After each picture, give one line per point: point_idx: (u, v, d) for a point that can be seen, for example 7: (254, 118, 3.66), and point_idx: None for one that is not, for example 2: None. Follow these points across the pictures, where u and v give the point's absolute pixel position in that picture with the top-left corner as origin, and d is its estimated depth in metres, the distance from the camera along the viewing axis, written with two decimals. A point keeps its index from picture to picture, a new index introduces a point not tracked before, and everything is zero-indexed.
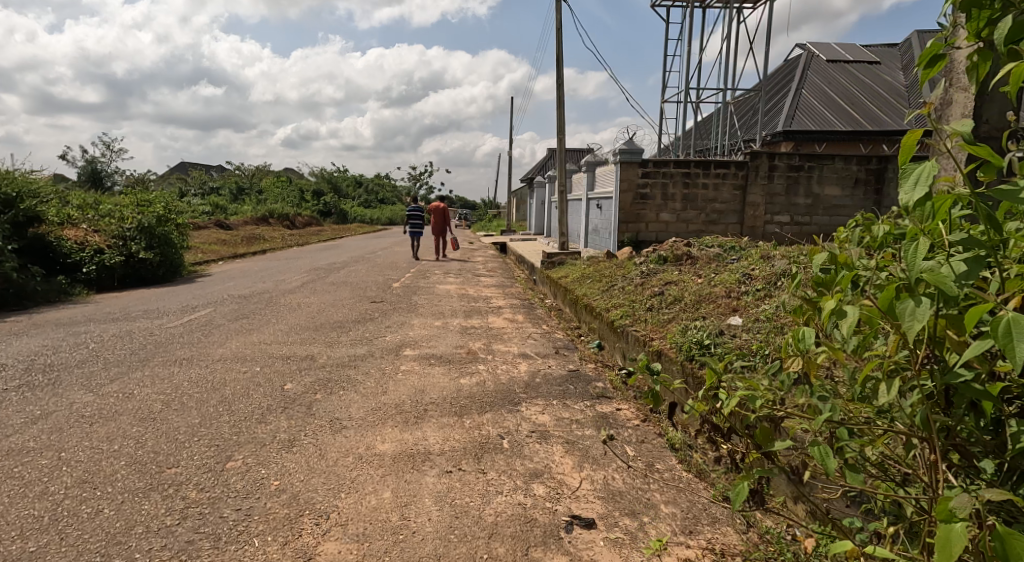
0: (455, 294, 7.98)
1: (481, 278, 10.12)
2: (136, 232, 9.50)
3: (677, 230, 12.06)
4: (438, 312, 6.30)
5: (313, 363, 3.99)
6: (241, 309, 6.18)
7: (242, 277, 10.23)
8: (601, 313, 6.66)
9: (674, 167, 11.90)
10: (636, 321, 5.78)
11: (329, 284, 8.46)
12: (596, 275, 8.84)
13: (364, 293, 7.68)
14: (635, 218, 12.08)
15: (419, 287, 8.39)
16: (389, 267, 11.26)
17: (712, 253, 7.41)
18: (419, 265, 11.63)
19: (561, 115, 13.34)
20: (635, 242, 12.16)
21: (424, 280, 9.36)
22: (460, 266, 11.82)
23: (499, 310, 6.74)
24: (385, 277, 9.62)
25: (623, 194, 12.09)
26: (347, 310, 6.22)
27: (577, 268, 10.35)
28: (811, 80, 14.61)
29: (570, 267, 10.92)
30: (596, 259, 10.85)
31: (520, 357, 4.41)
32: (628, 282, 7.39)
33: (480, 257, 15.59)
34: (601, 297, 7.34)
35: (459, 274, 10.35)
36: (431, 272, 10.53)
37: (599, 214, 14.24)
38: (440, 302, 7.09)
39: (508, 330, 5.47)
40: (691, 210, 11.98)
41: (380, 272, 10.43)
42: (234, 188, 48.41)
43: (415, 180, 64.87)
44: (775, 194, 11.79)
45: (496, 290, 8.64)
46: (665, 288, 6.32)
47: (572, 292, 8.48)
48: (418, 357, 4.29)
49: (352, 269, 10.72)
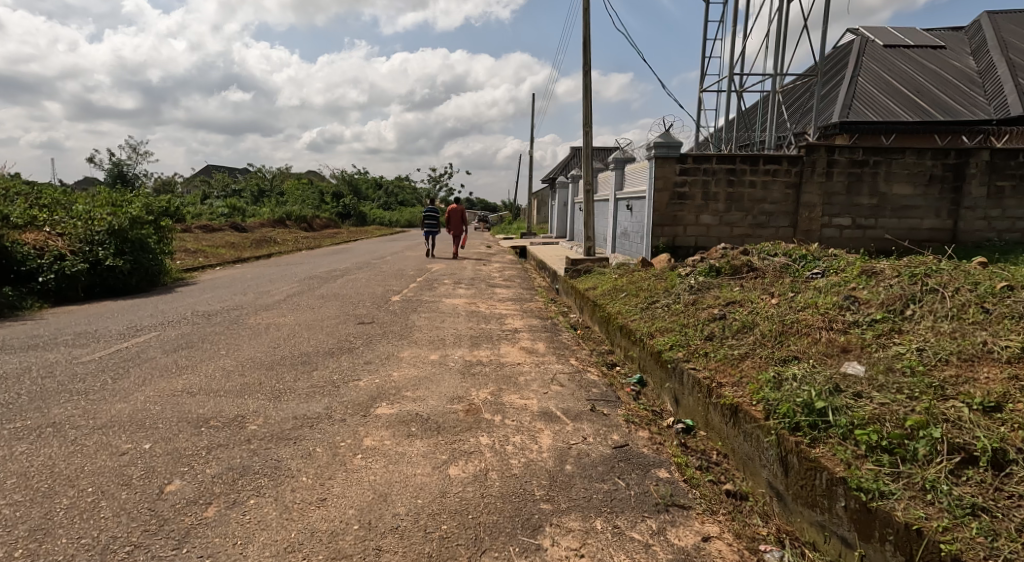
0: (463, 310, 6.72)
1: (497, 289, 8.88)
2: (107, 236, 8.45)
3: (719, 235, 10.70)
4: (438, 338, 5.05)
5: (240, 432, 2.75)
6: (195, 333, 5.01)
7: (227, 286, 9.10)
8: (643, 339, 5.31)
9: (717, 164, 10.51)
10: (692, 356, 4.42)
11: (317, 296, 7.30)
12: (631, 288, 7.51)
13: (355, 308, 6.48)
14: (672, 221, 10.75)
15: (423, 302, 7.16)
16: (394, 276, 10.08)
17: (779, 263, 6.02)
18: (428, 273, 10.43)
19: (587, 107, 12.00)
20: (671, 248, 10.82)
21: (431, 292, 8.10)
22: (473, 274, 10.59)
23: (515, 333, 5.49)
24: (386, 288, 8.42)
25: (658, 194, 10.75)
26: (324, 335, 5.02)
27: (607, 279, 9.06)
28: (869, 66, 13.03)
29: (598, 277, 9.63)
30: (628, 268, 9.55)
31: (541, 418, 3.12)
32: (675, 298, 6.03)
33: (498, 262, 14.33)
34: (640, 317, 5.99)
35: (469, 284, 9.11)
36: (440, 282, 9.31)
37: (629, 217, 12.88)
38: (442, 322, 5.85)
39: (526, 368, 4.18)
40: (736, 212, 10.60)
41: (381, 281, 9.24)
42: (252, 190, 47.92)
43: (435, 181, 63.86)
44: (834, 193, 10.34)
45: (513, 305, 7.35)
46: (726, 310, 4.95)
47: (603, 308, 7.15)
48: (395, 417, 3.03)
49: (352, 278, 9.57)
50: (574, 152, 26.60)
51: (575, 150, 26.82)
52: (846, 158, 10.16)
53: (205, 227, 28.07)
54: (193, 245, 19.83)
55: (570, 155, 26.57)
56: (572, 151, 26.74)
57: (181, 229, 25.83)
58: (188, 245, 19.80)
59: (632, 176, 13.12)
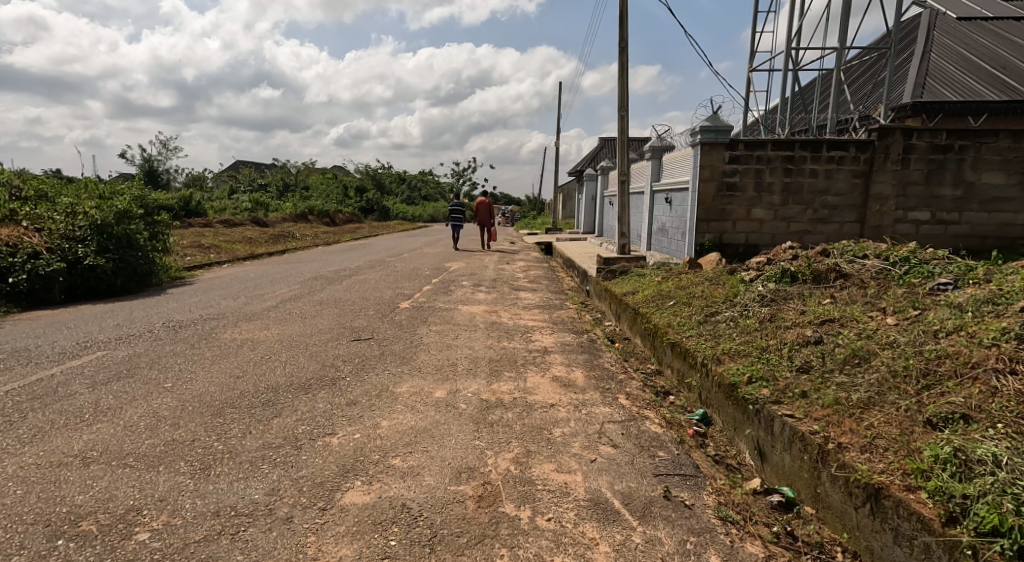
0: (484, 320, 5.71)
1: (524, 293, 7.89)
2: (89, 232, 7.47)
3: (773, 231, 9.69)
4: (452, 360, 4.07)
5: (117, 550, 1.77)
6: (153, 352, 4.05)
7: (227, 286, 8.23)
8: (708, 367, 4.23)
9: (772, 151, 9.46)
10: (784, 398, 3.33)
11: (314, 302, 6.34)
12: (680, 293, 6.42)
13: (357, 317, 5.50)
14: (720, 215, 9.73)
15: (438, 309, 6.18)
16: (411, 276, 9.15)
17: (871, 266, 4.96)
18: (446, 274, 9.48)
19: (624, 89, 10.85)
20: (718, 245, 9.81)
21: (447, 297, 7.13)
22: (496, 274, 9.64)
23: (545, 353, 4.46)
24: (397, 291, 7.46)
25: (705, 185, 9.72)
26: (308, 356, 4.04)
27: (647, 282, 7.98)
28: (941, 41, 11.65)
29: (636, 279, 8.61)
30: (672, 269, 8.47)
31: (583, 511, 2.12)
32: (743, 313, 4.94)
33: (524, 260, 13.35)
34: (701, 336, 4.90)
35: (491, 287, 8.14)
36: (458, 284, 8.32)
37: (669, 210, 11.72)
38: (458, 337, 4.86)
39: (563, 410, 3.19)
40: (794, 205, 9.57)
41: (394, 283, 8.28)
42: (273, 184, 47.42)
43: (458, 176, 62.80)
44: (911, 183, 9.21)
45: (542, 313, 6.34)
46: (821, 331, 3.85)
47: (648, 318, 6.07)
48: (368, 515, 2.00)
49: (362, 279, 8.64)
50: (602, 144, 25.29)
51: (603, 141, 25.51)
52: (926, 142, 9.02)
53: (224, 222, 27.40)
54: (207, 242, 19.07)
55: (598, 147, 25.28)
56: (600, 142, 25.43)
57: (198, 224, 25.16)
58: (199, 240, 19.01)
59: (671, 166, 11.99)
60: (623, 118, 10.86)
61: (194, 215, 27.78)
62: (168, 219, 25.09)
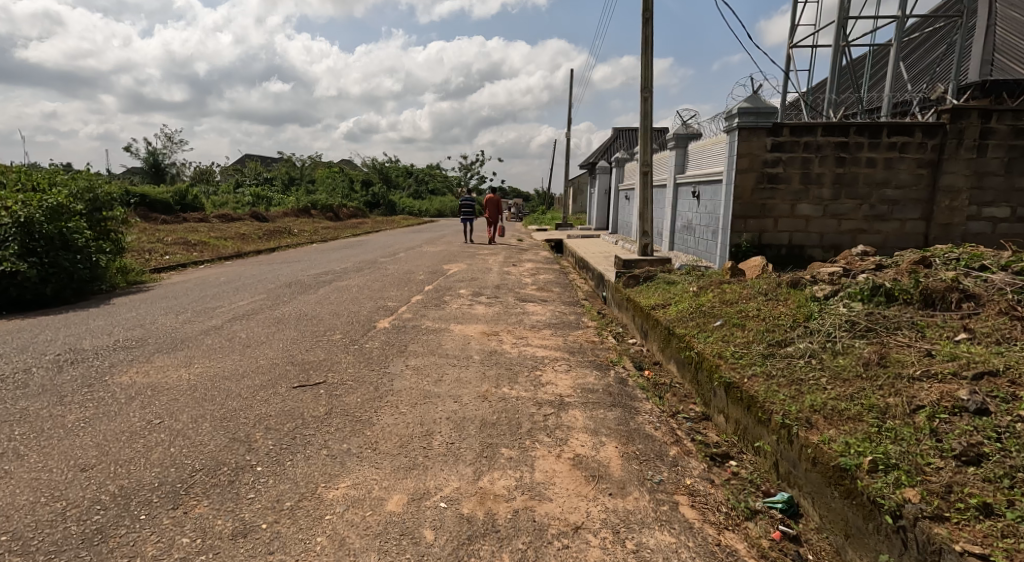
0: (480, 346, 4.51)
1: (532, 303, 6.68)
2: (11, 231, 6.22)
3: (821, 229, 8.53)
4: (434, 421, 2.90)
5: None
6: (4, 409, 2.84)
7: (185, 293, 7.00)
8: (796, 433, 2.94)
9: (822, 137, 8.29)
10: (952, 513, 2.09)
11: (272, 318, 5.15)
12: (726, 310, 5.16)
13: (315, 343, 4.31)
14: (761, 212, 8.58)
15: (426, 330, 4.98)
16: (403, 282, 7.97)
17: (997, 281, 3.71)
18: (443, 279, 8.28)
19: (648, 67, 9.58)
20: (757, 246, 8.66)
21: (441, 310, 5.94)
22: (501, 279, 8.44)
23: (563, 402, 3.27)
24: (378, 303, 6.27)
25: (743, 176, 8.55)
26: (213, 418, 2.81)
27: (676, 292, 6.69)
28: (1008, 12, 10.22)
29: (659, 287, 7.37)
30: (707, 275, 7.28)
31: None
32: (829, 347, 3.64)
33: (534, 261, 12.14)
34: (771, 380, 3.59)
35: (493, 296, 6.94)
36: (451, 293, 7.12)
37: (697, 206, 10.48)
38: (444, 374, 3.68)
39: (595, 542, 1.99)
40: (846, 200, 8.41)
41: (377, 292, 7.05)
42: (278, 177, 46.36)
43: (465, 170, 61.46)
44: (988, 173, 8.02)
45: (556, 334, 5.14)
46: (981, 397, 2.60)
47: (690, 345, 4.79)
48: None
49: (343, 285, 7.45)
50: (616, 134, 23.88)
51: (617, 132, 24.08)
52: (1008, 125, 7.79)
53: (222, 217, 26.27)
54: (195, 238, 17.81)
55: (611, 138, 23.86)
56: (613, 133, 24.00)
57: (194, 219, 24.03)
58: (186, 237, 17.79)
59: (699, 156, 10.75)
60: (648, 101, 9.60)
61: (190, 208, 26.62)
62: (162, 213, 23.95)
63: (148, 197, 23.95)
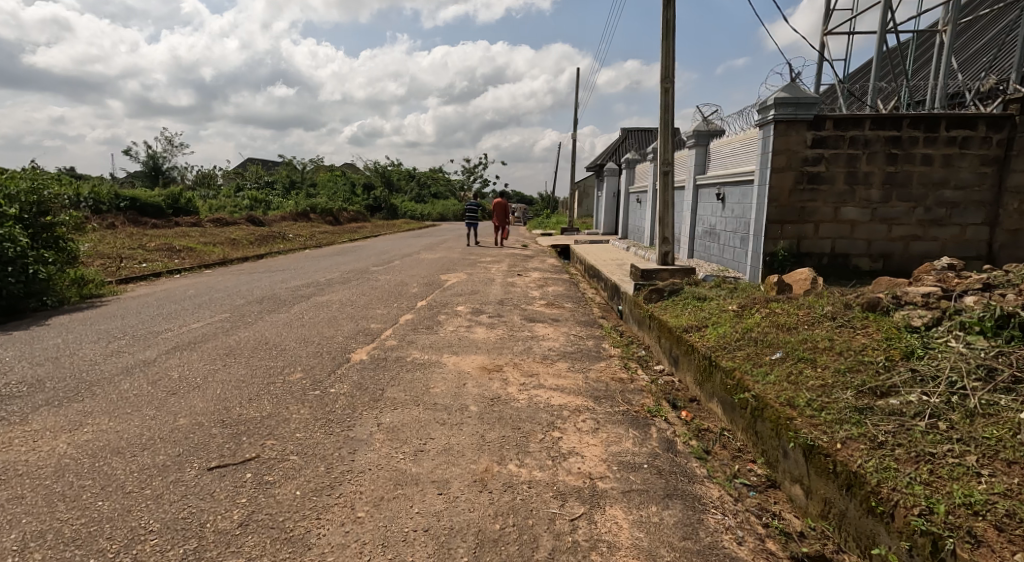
0: (480, 389, 3.52)
1: (540, 324, 5.68)
2: None
3: (868, 235, 7.56)
4: (405, 538, 1.99)
5: None
6: None
7: (138, 310, 6.02)
8: (956, 552, 2.01)
9: (870, 131, 7.34)
10: None
11: (224, 347, 4.19)
12: (785, 340, 4.16)
13: (262, 386, 3.34)
14: (800, 216, 7.62)
15: (414, 363, 4.01)
16: (394, 296, 6.99)
17: None
18: (440, 291, 7.31)
19: (670, 55, 8.64)
20: (796, 255, 7.71)
21: (435, 334, 4.97)
22: (506, 292, 7.46)
23: (594, 490, 2.32)
24: (358, 323, 5.30)
25: (780, 176, 7.60)
26: (53, 544, 1.93)
27: (709, 311, 5.68)
28: None
29: (687, 303, 6.37)
30: (746, 289, 6.32)
31: None
32: (960, 407, 2.71)
33: (542, 269, 11.16)
34: (882, 451, 2.60)
35: (495, 315, 5.95)
36: (446, 310, 6.13)
37: (723, 210, 9.51)
38: (431, 438, 2.70)
39: None
40: (898, 202, 7.45)
41: (360, 308, 6.08)
42: (279, 181, 45.50)
43: (468, 173, 60.62)
44: None
45: (573, 366, 4.16)
46: None
47: (745, 387, 3.78)
48: None
49: (324, 300, 6.49)
50: (624, 135, 22.95)
51: (626, 133, 23.10)
52: None
53: (216, 221, 25.29)
54: (181, 244, 16.84)
55: (620, 139, 22.89)
56: (622, 134, 23.04)
57: (186, 223, 23.07)
58: (171, 242, 16.79)
59: (725, 156, 9.79)
60: (670, 92, 8.65)
61: (182, 212, 25.63)
62: (153, 218, 22.99)
63: (139, 200, 22.97)
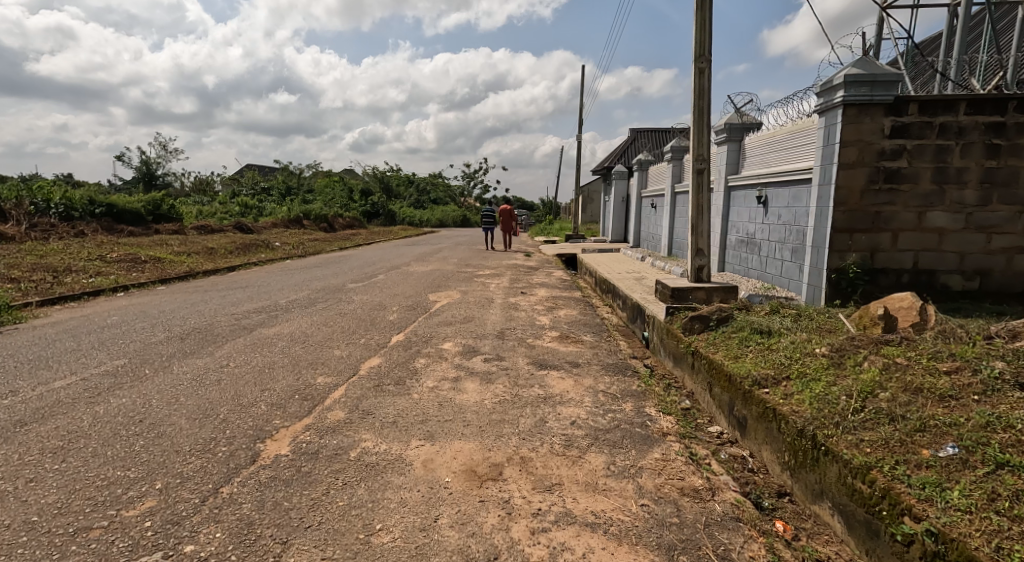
0: (463, 537, 2.07)
1: (554, 372, 4.16)
2: None
3: (961, 247, 6.04)
4: None
5: None
6: None
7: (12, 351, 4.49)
8: None
9: (966, 116, 5.85)
10: None
11: (63, 434, 2.69)
12: (952, 423, 2.71)
13: (44, 552, 1.97)
14: (875, 222, 6.13)
15: (360, 464, 2.50)
16: (364, 326, 5.48)
17: None
18: (424, 320, 5.80)
19: (706, 28, 7.15)
20: (870, 272, 6.20)
21: (406, 396, 3.46)
22: (509, 320, 5.96)
23: None
24: (300, 374, 3.79)
25: (850, 175, 6.11)
26: None
27: (784, 355, 4.16)
28: None
29: (746, 341, 4.84)
30: (823, 325, 4.88)
31: None
32: None
33: (550, 285, 9.64)
34: None
35: (493, 358, 4.44)
36: (428, 350, 4.62)
37: (766, 215, 8.00)
38: None
39: None
40: (1000, 205, 5.93)
41: (313, 348, 4.57)
42: (274, 186, 44.11)
43: (469, 178, 59.27)
44: None
45: (612, 463, 2.67)
46: None
47: (911, 513, 2.31)
48: None
49: (268, 334, 4.97)
50: (633, 135, 21.48)
51: (635, 132, 21.64)
52: None
53: (200, 229, 23.75)
54: (150, 254, 15.33)
55: (628, 139, 21.39)
56: (631, 133, 21.55)
57: (167, 232, 21.56)
58: (139, 252, 15.24)
59: (766, 152, 8.27)
60: (705, 74, 7.17)
61: (164, 219, 24.08)
62: (131, 225, 21.51)
63: (116, 207, 21.42)
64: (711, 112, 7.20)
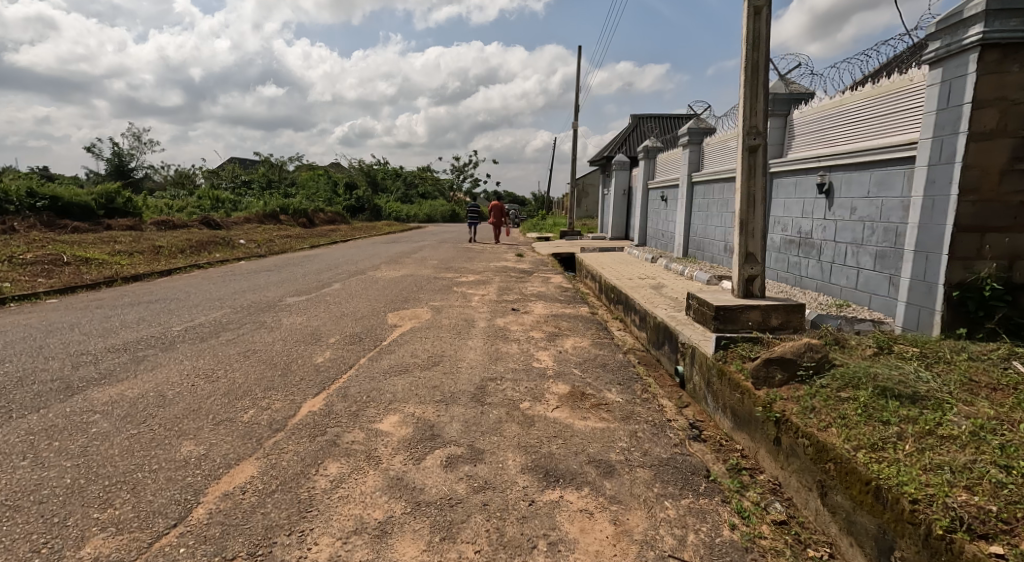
0: None
1: (569, 499, 2.29)
2: None
3: None
4: None
5: None
6: None
7: None
8: None
9: None
10: None
11: None
12: None
13: None
14: (1018, 218, 4.26)
15: None
16: (270, 380, 3.56)
17: None
18: (367, 367, 3.88)
19: None
20: (1009, 288, 4.32)
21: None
22: (493, 366, 4.03)
23: None
24: (53, 534, 1.96)
25: (985, 149, 4.23)
26: None
27: (990, 462, 2.41)
28: None
29: (878, 417, 2.94)
30: (999, 397, 3.03)
31: None
32: None
33: (548, 296, 7.73)
34: None
35: (459, 461, 2.52)
36: (350, 441, 2.70)
37: (830, 209, 6.13)
38: None
39: None
40: None
41: (148, 435, 2.65)
42: (254, 180, 41.89)
43: (458, 172, 57.23)
44: None
45: None
46: None
47: None
48: None
49: (96, 401, 3.06)
50: (635, 122, 19.60)
51: (637, 119, 19.73)
52: None
53: (160, 224, 21.67)
54: (87, 253, 13.28)
55: (630, 127, 19.48)
56: (633, 120, 19.66)
57: (118, 228, 19.47)
58: (71, 251, 13.18)
59: (826, 127, 6.36)
60: (761, 15, 5.29)
61: (118, 214, 21.88)
62: (80, 220, 19.41)
63: (61, 200, 19.30)
64: (768, 69, 5.33)
